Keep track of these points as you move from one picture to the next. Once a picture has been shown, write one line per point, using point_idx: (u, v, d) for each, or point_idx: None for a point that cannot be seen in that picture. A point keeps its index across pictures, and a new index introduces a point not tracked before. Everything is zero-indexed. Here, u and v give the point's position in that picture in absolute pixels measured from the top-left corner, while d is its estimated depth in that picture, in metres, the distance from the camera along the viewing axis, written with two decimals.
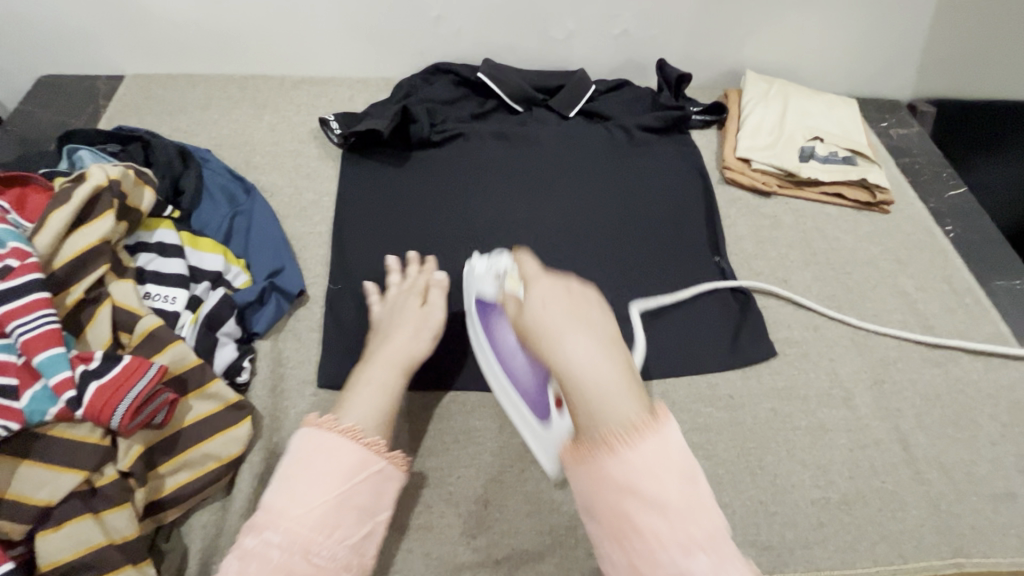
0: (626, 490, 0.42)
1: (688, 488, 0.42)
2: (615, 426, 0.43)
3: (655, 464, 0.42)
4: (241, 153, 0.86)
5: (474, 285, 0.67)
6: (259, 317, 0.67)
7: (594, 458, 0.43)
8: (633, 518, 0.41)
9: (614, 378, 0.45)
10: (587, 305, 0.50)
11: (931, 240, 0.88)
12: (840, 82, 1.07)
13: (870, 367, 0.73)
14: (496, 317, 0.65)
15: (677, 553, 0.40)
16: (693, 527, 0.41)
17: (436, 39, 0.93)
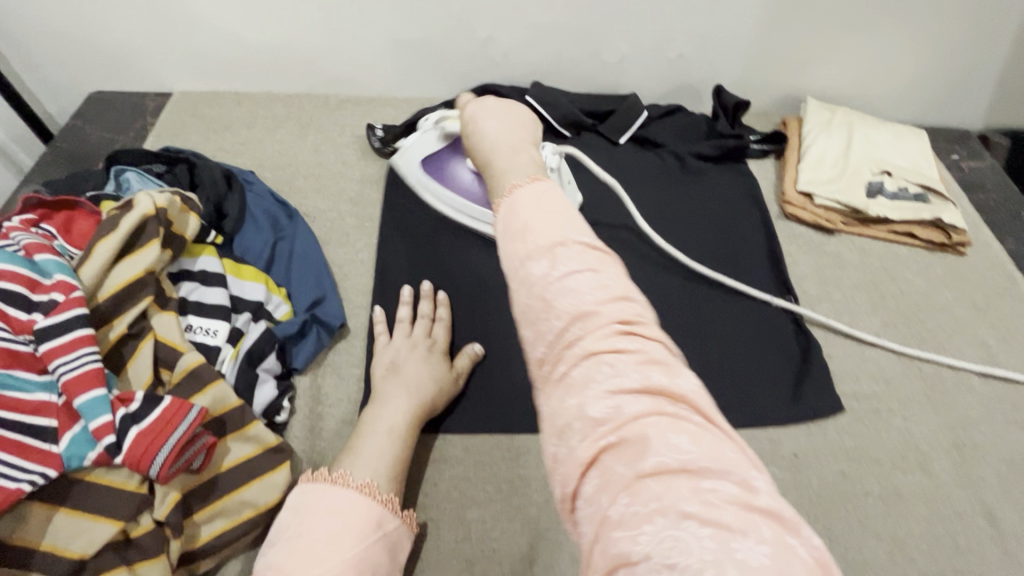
0: (518, 234, 0.41)
1: (557, 235, 0.40)
2: (513, 185, 0.45)
3: (533, 207, 0.42)
4: (285, 174, 0.85)
5: (414, 151, 0.78)
6: (300, 351, 0.64)
7: (497, 211, 0.44)
8: (519, 259, 0.40)
9: (519, 162, 0.48)
10: (522, 128, 0.53)
11: (1011, 286, 0.81)
12: (907, 110, 1.00)
13: (948, 426, 0.68)
14: (451, 161, 0.76)
15: (546, 277, 0.38)
16: (563, 259, 0.38)
17: (484, 61, 0.91)
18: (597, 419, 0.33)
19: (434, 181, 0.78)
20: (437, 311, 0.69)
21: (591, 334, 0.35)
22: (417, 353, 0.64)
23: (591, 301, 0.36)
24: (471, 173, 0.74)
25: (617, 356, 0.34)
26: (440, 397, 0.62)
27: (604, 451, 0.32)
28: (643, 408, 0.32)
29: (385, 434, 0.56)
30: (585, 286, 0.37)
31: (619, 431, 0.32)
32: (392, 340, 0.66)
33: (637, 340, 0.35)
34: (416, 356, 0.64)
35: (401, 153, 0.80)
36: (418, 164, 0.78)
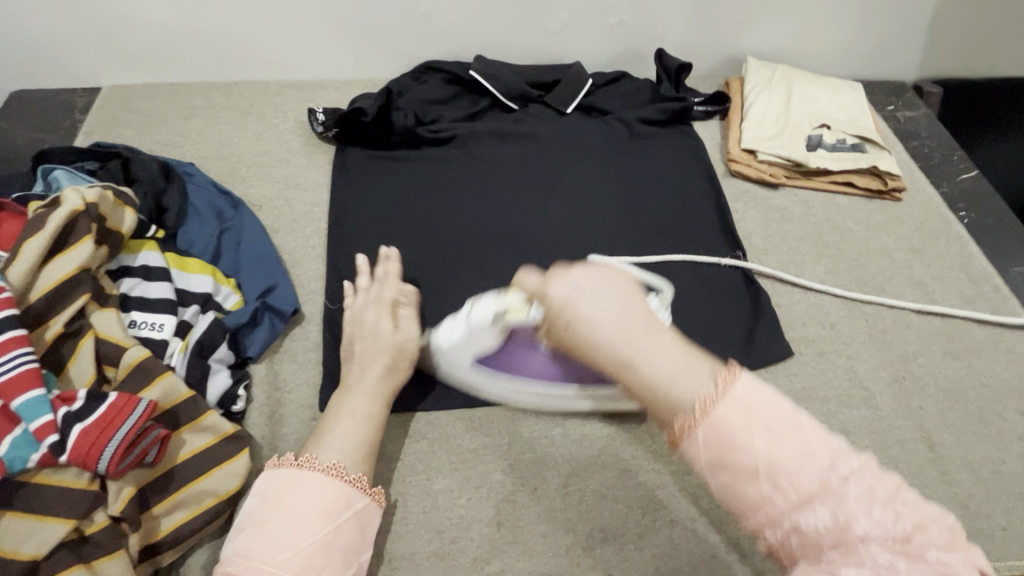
0: (731, 467, 0.37)
1: (800, 441, 0.37)
2: (706, 390, 0.39)
3: (747, 418, 0.37)
4: (227, 164, 0.82)
5: (460, 349, 0.58)
6: (253, 339, 0.64)
7: (690, 435, 0.38)
8: (760, 500, 0.37)
9: (682, 364, 0.40)
10: (620, 280, 0.44)
11: (945, 227, 0.85)
12: (846, 65, 1.03)
13: (890, 363, 0.71)
14: (512, 357, 0.59)
15: (815, 515, 0.36)
16: (812, 471, 0.36)
17: (425, 36, 0.90)
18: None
19: (491, 373, 0.61)
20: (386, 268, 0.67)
21: (876, 537, 0.35)
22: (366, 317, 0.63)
23: (887, 523, 0.35)
24: (543, 364, 0.59)
25: (916, 554, 0.34)
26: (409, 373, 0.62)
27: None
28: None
29: (347, 413, 0.56)
30: (859, 506, 0.35)
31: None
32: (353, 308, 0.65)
33: (902, 530, 0.35)
34: (365, 321, 0.63)
35: (437, 350, 0.59)
36: (467, 359, 0.59)
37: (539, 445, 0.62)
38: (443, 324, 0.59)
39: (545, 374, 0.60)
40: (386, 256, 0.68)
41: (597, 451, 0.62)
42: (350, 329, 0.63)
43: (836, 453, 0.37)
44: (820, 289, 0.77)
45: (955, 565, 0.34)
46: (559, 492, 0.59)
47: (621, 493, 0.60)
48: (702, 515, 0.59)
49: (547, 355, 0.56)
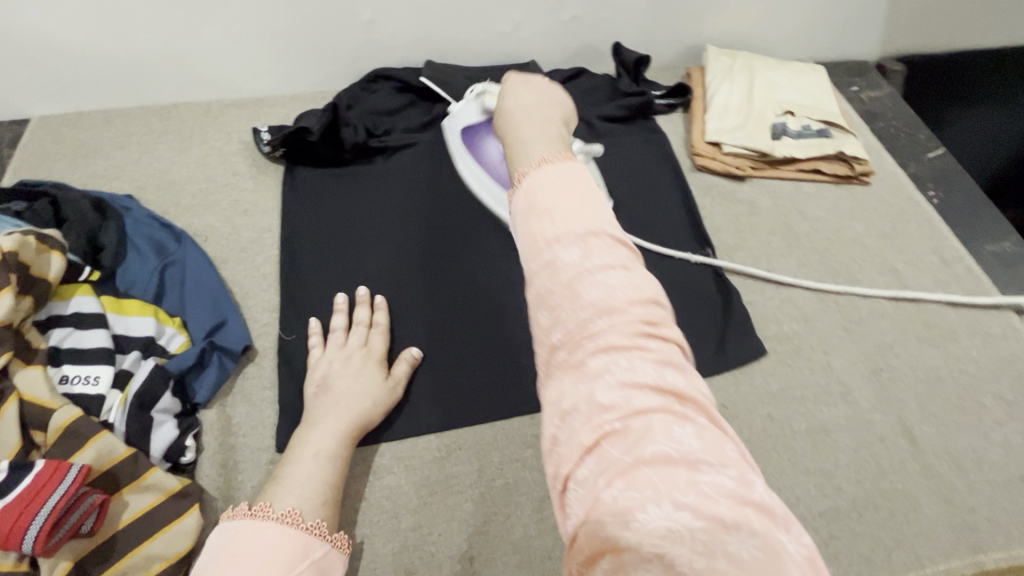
0: (538, 210, 0.37)
1: (588, 223, 0.36)
2: (538, 158, 0.41)
3: (564, 187, 0.38)
4: (168, 194, 0.78)
5: (458, 118, 0.77)
6: (201, 383, 0.60)
7: (518, 184, 0.40)
8: (540, 255, 0.35)
9: (541, 141, 0.43)
10: (550, 103, 0.48)
11: (915, 209, 0.83)
12: (808, 47, 1.01)
13: (866, 355, 0.70)
14: (484, 139, 0.74)
15: (571, 265, 0.34)
16: (594, 252, 0.35)
17: (371, 45, 0.85)
18: (607, 411, 0.30)
19: (467, 147, 0.76)
20: (375, 317, 0.66)
21: (623, 332, 0.32)
22: (352, 364, 0.61)
23: (627, 308, 0.33)
24: (501, 155, 0.72)
25: (654, 356, 0.31)
26: (376, 411, 0.59)
27: (606, 439, 0.29)
28: (655, 405, 0.30)
29: (302, 456, 0.53)
30: (613, 282, 0.34)
31: (624, 423, 0.29)
32: (326, 351, 0.62)
33: (647, 325, 0.33)
34: (351, 369, 0.60)
35: (451, 120, 0.78)
36: (458, 131, 0.77)
37: (511, 470, 0.59)
38: (460, 103, 0.78)
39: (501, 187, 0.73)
40: (366, 297, 0.67)
41: None
42: (315, 372, 0.61)
43: (620, 252, 0.35)
44: (793, 283, 0.75)
45: (685, 380, 0.31)
46: (534, 519, 0.57)
47: None
48: None
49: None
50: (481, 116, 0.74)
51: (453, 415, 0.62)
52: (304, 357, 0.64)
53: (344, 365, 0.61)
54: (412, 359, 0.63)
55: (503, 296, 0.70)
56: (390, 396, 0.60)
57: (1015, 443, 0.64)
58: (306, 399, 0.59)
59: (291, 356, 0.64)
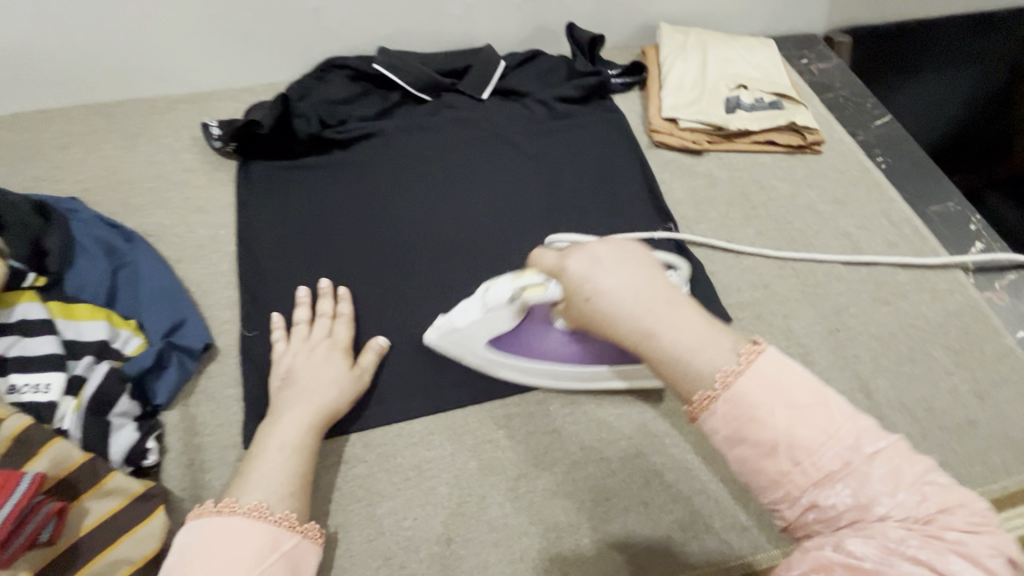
0: (745, 434, 0.38)
1: (808, 401, 0.38)
2: (724, 362, 0.39)
3: (771, 395, 0.38)
4: (116, 194, 0.75)
5: (465, 331, 0.60)
6: (162, 384, 0.59)
7: (706, 407, 0.39)
8: (766, 470, 0.37)
9: (702, 340, 0.40)
10: (644, 281, 0.43)
11: (865, 174, 0.86)
12: (758, 22, 1.03)
13: (823, 317, 0.72)
14: (529, 332, 0.62)
15: (837, 491, 0.36)
16: (816, 438, 0.37)
17: (321, 32, 0.84)
18: (861, 563, 0.33)
19: (506, 352, 0.62)
20: (339, 308, 0.65)
21: (863, 495, 0.35)
22: (317, 355, 0.60)
23: (910, 503, 0.35)
24: (563, 338, 0.61)
25: (906, 516, 0.35)
26: (343, 401, 0.58)
27: (842, 566, 0.33)
28: (922, 572, 0.32)
29: (267, 450, 0.53)
30: (879, 476, 0.36)
31: (866, 561, 0.33)
32: (289, 345, 0.61)
33: (920, 504, 0.35)
34: (315, 360, 0.59)
35: (449, 330, 0.61)
36: (482, 343, 0.61)
37: (484, 451, 0.60)
38: (454, 308, 0.61)
39: (573, 359, 0.62)
40: (328, 289, 0.66)
41: (544, 448, 0.60)
42: (280, 365, 0.60)
43: (852, 431, 0.37)
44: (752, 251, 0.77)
45: (970, 565, 0.33)
46: (509, 497, 0.57)
47: (572, 488, 0.58)
48: (654, 499, 0.58)
49: (566, 331, 0.60)
50: (515, 320, 0.59)
51: (423, 401, 0.62)
52: (268, 352, 0.63)
53: (307, 356, 0.60)
54: (377, 346, 0.63)
55: (468, 282, 0.71)
56: (357, 385, 0.60)
57: (963, 392, 0.67)
58: (270, 394, 0.58)
59: (254, 352, 0.63)
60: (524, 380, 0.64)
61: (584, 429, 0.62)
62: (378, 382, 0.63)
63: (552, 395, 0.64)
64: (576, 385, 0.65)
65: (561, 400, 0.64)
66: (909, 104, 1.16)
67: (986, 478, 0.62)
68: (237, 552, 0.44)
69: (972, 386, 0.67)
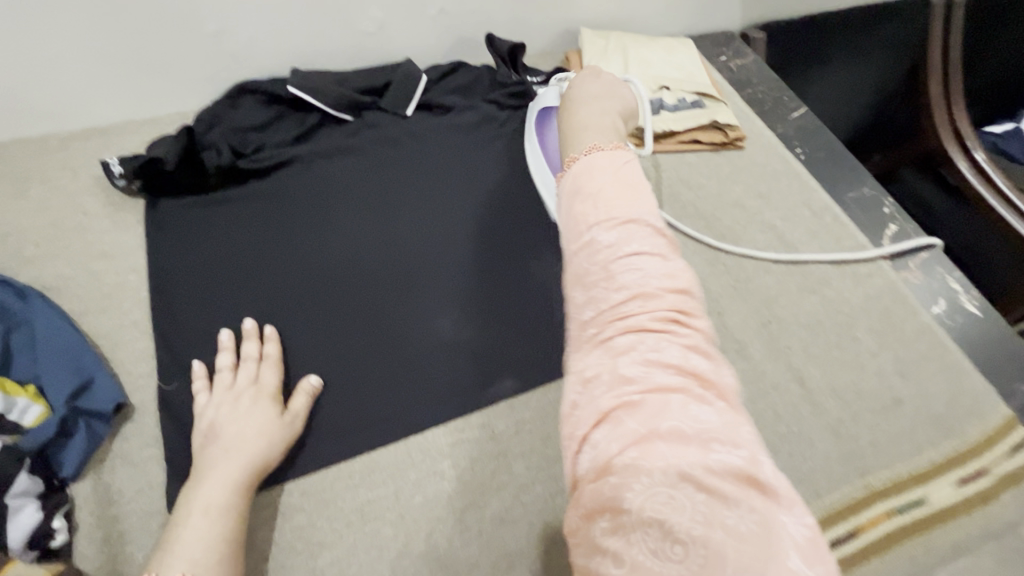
0: (587, 222, 0.43)
1: (629, 210, 0.43)
2: (591, 168, 0.47)
3: (614, 199, 0.44)
4: (6, 246, 0.69)
5: (540, 99, 0.79)
6: (67, 455, 0.54)
7: (569, 201, 0.46)
8: (591, 248, 0.42)
9: (595, 152, 0.49)
10: (605, 122, 0.57)
11: (785, 166, 0.89)
12: (675, 22, 1.05)
13: (756, 311, 0.74)
14: (550, 126, 0.77)
15: (619, 278, 0.40)
16: (636, 239, 0.41)
17: (225, 57, 0.79)
18: (625, 386, 0.36)
19: (538, 132, 0.78)
20: (265, 349, 0.62)
21: (653, 318, 0.38)
22: (242, 405, 0.57)
23: (663, 310, 0.39)
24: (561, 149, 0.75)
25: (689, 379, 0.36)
26: (274, 451, 0.55)
27: (625, 409, 0.35)
28: (671, 383, 0.35)
29: (190, 515, 0.49)
30: (650, 283, 0.40)
31: (639, 397, 0.35)
32: (213, 396, 0.58)
33: (670, 318, 0.38)
34: (241, 410, 0.56)
35: (539, 100, 0.80)
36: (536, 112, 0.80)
37: (430, 485, 0.58)
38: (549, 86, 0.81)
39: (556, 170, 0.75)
40: (253, 329, 0.63)
41: (491, 473, 0.59)
42: (202, 421, 0.56)
43: (664, 274, 0.40)
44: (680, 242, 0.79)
45: (688, 374, 0.36)
46: (458, 529, 0.56)
47: (522, 512, 0.57)
48: None
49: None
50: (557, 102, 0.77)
51: (360, 441, 0.59)
52: (189, 407, 0.59)
53: (231, 406, 0.57)
54: (309, 387, 0.60)
55: (399, 305, 0.69)
56: (289, 431, 0.57)
57: (888, 370, 0.70)
58: (194, 453, 0.55)
59: (174, 407, 0.59)
60: (468, 402, 0.63)
61: (531, 448, 0.61)
62: (313, 424, 0.60)
63: (496, 417, 0.63)
64: (520, 405, 0.64)
65: (505, 422, 0.63)
66: (826, 90, 1.24)
67: (912, 453, 0.65)
68: None
69: (896, 365, 0.71)
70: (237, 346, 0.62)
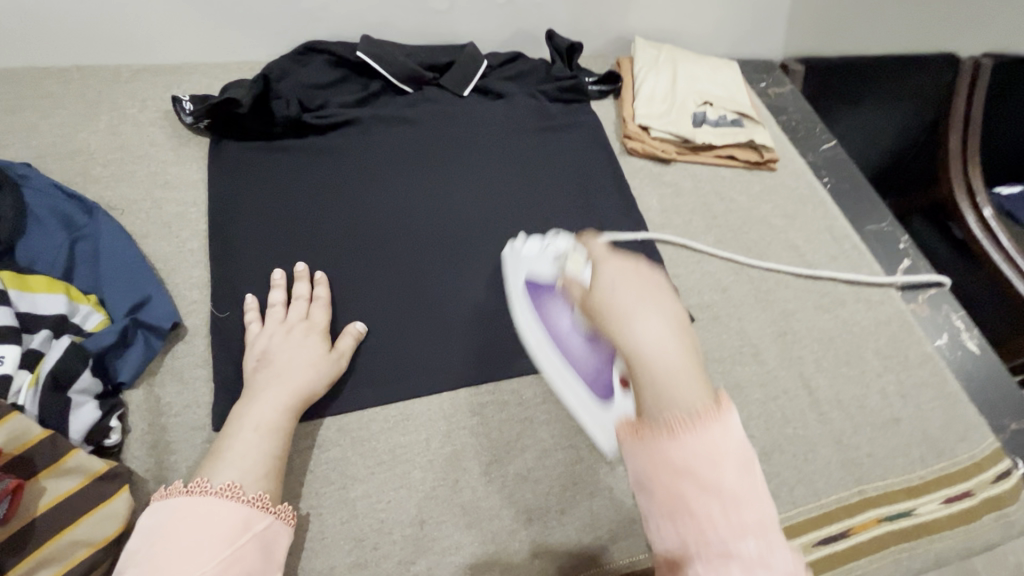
0: (676, 472, 0.36)
1: (733, 477, 0.36)
2: (678, 411, 0.37)
3: (716, 450, 0.36)
4: (75, 164, 0.72)
5: (530, 265, 0.67)
6: (125, 363, 0.56)
7: (648, 437, 0.37)
8: (689, 504, 0.35)
9: (676, 346, 0.39)
10: (652, 277, 0.43)
11: (813, 192, 0.94)
12: (722, 44, 1.10)
13: (774, 320, 0.78)
14: (550, 301, 0.63)
15: (738, 542, 0.35)
16: (746, 510, 0.35)
17: (302, 15, 0.82)
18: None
19: (530, 302, 0.66)
20: (315, 291, 0.65)
21: None
22: (293, 338, 0.60)
23: (785, 566, 0.35)
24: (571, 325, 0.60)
25: (773, 549, 0.35)
26: (320, 384, 0.58)
27: None
28: None
29: (241, 429, 0.52)
30: (763, 546, 0.35)
31: None
32: (265, 326, 0.61)
33: (782, 560, 0.35)
34: (293, 341, 0.59)
35: (514, 255, 0.70)
36: (523, 279, 0.67)
37: (458, 438, 0.61)
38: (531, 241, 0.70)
39: (556, 328, 0.62)
40: (306, 271, 0.66)
41: (516, 435, 0.63)
42: (254, 349, 0.59)
43: (772, 516, 0.36)
44: (706, 251, 0.83)
45: None
46: (482, 481, 0.59)
47: (543, 473, 0.61)
48: (620, 485, 0.61)
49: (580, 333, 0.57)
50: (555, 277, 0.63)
51: (397, 388, 0.63)
52: (240, 335, 0.62)
53: (282, 338, 0.60)
54: (355, 331, 0.63)
55: (441, 269, 0.72)
56: (334, 368, 0.60)
57: (891, 391, 0.75)
58: (245, 376, 0.58)
59: (224, 333, 0.62)
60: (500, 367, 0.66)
61: (555, 417, 0.65)
62: (355, 367, 0.63)
63: (524, 385, 0.66)
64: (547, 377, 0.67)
65: (533, 390, 0.66)
66: (851, 130, 1.26)
67: (906, 468, 0.69)
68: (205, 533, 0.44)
69: (898, 387, 0.75)
70: (289, 285, 0.65)
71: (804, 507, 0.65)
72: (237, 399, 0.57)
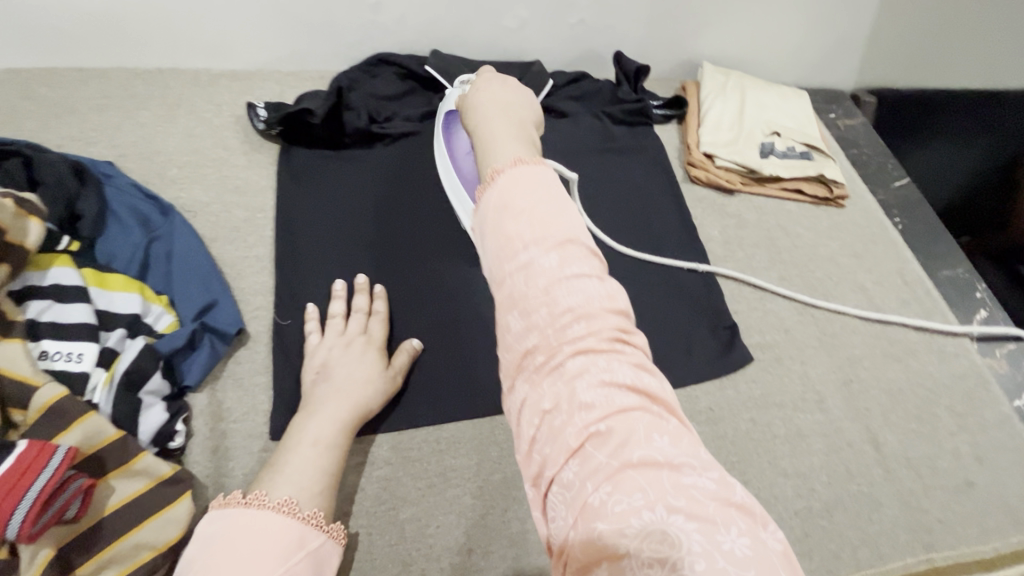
0: (504, 230, 0.37)
1: (561, 236, 0.37)
2: (499, 164, 0.40)
3: (531, 203, 0.38)
4: (154, 164, 0.74)
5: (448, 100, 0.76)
6: (191, 366, 0.58)
7: (482, 200, 0.40)
8: (517, 267, 0.36)
9: (508, 138, 0.42)
10: (516, 93, 0.47)
11: (884, 232, 0.90)
12: (791, 72, 1.07)
13: (839, 366, 0.75)
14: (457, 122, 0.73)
15: (552, 278, 0.36)
16: (574, 284, 0.36)
17: (375, 28, 0.84)
18: (588, 407, 0.33)
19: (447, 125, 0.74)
20: (374, 305, 0.65)
21: (600, 341, 0.34)
22: (352, 353, 0.60)
23: (606, 327, 0.35)
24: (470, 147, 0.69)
25: (583, 294, 0.35)
26: (376, 402, 0.58)
27: (590, 443, 0.32)
28: (630, 404, 0.33)
29: (301, 444, 0.52)
30: (585, 308, 0.35)
31: (602, 416, 0.32)
32: (325, 338, 0.61)
33: (609, 329, 0.35)
34: (352, 356, 0.59)
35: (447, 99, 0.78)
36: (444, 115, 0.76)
37: (509, 466, 0.60)
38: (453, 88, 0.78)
39: (463, 177, 0.69)
40: (366, 284, 0.66)
41: None
42: (313, 361, 0.59)
43: (597, 277, 0.37)
44: (768, 287, 0.80)
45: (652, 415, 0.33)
46: (532, 513, 0.58)
47: None
48: None
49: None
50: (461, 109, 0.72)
51: (449, 410, 0.62)
52: (300, 345, 0.62)
53: (341, 353, 0.60)
54: (411, 348, 0.63)
55: None
56: (390, 386, 0.59)
57: (965, 452, 0.70)
58: (304, 387, 0.58)
59: (285, 342, 0.62)
60: None
61: None
62: (408, 385, 0.63)
63: None
64: None
65: None
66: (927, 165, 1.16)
67: (980, 538, 0.65)
68: (262, 544, 0.43)
69: (973, 449, 0.71)
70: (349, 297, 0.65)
71: (868, 570, 0.61)
72: (295, 411, 0.57)
